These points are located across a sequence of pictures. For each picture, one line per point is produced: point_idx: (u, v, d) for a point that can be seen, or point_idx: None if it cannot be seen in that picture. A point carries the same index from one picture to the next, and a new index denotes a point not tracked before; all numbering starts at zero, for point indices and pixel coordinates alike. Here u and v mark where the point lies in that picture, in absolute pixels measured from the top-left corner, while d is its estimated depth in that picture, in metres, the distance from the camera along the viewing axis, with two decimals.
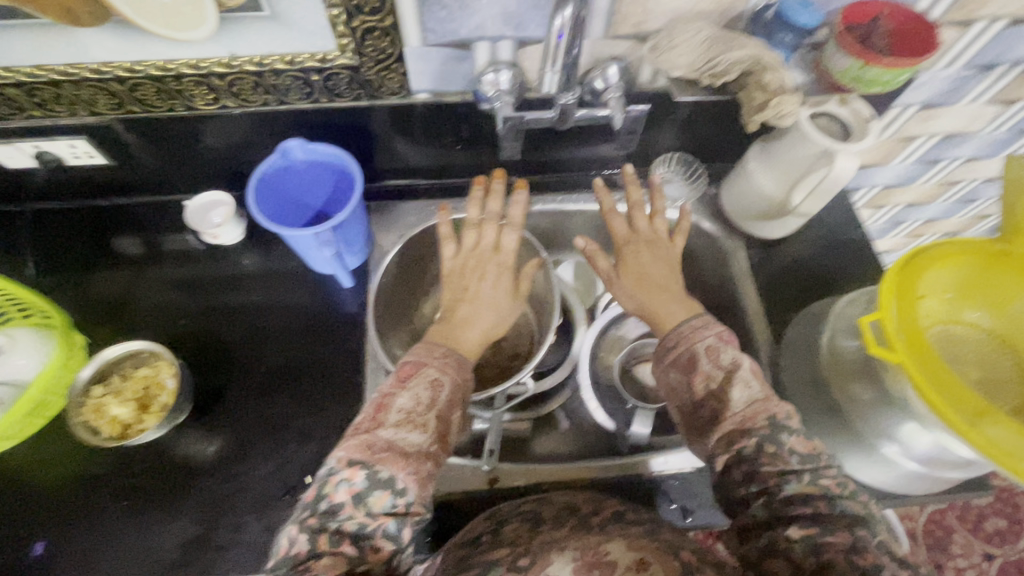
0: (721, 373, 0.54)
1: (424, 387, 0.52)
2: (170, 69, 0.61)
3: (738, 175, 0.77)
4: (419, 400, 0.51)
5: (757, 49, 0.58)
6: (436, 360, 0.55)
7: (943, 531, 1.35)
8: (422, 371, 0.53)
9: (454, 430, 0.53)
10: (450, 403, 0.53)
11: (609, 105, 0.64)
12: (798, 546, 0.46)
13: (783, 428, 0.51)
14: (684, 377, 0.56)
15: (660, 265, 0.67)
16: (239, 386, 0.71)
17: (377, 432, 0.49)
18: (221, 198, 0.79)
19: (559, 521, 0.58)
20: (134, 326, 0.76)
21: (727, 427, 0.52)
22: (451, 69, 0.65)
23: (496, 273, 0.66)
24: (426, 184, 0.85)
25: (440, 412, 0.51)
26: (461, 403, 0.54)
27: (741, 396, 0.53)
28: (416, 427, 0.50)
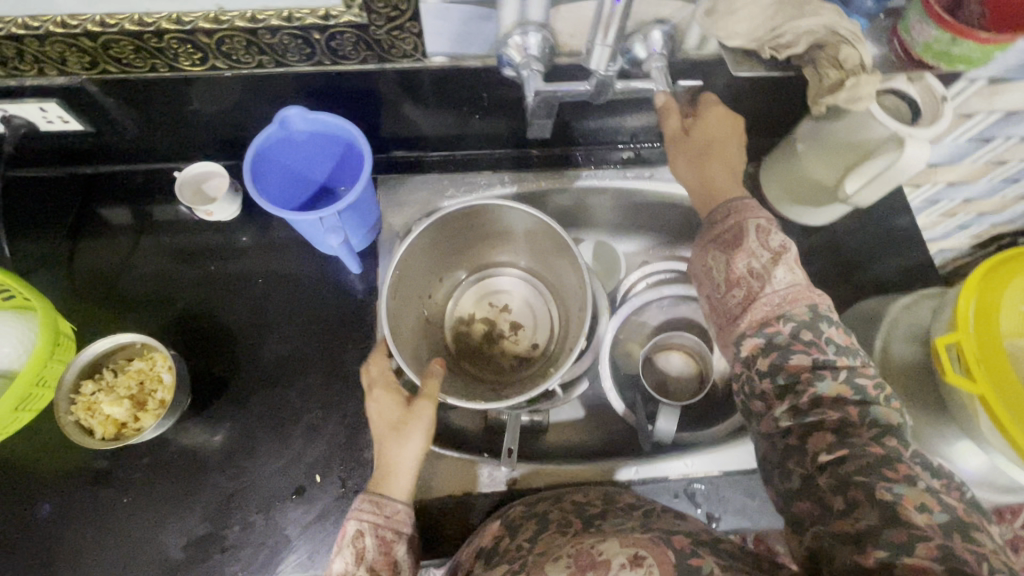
0: (766, 255, 0.54)
1: (349, 548, 0.50)
2: (148, 24, 0.53)
3: (784, 155, 0.70)
4: (349, 560, 0.50)
5: (835, 19, 0.51)
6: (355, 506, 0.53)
7: None
8: (344, 528, 0.51)
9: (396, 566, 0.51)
10: (381, 547, 0.51)
11: (652, 77, 0.57)
12: (822, 480, 0.46)
13: (821, 317, 0.51)
14: (726, 255, 0.56)
15: (732, 143, 0.62)
16: (244, 376, 0.66)
17: None
18: (211, 168, 0.72)
19: (563, 521, 0.55)
20: (126, 307, 0.70)
21: (758, 310, 0.53)
22: (473, 30, 0.57)
23: (389, 397, 0.58)
24: (439, 155, 0.78)
25: (371, 565, 0.50)
26: (402, 534, 0.53)
27: (782, 277, 0.53)
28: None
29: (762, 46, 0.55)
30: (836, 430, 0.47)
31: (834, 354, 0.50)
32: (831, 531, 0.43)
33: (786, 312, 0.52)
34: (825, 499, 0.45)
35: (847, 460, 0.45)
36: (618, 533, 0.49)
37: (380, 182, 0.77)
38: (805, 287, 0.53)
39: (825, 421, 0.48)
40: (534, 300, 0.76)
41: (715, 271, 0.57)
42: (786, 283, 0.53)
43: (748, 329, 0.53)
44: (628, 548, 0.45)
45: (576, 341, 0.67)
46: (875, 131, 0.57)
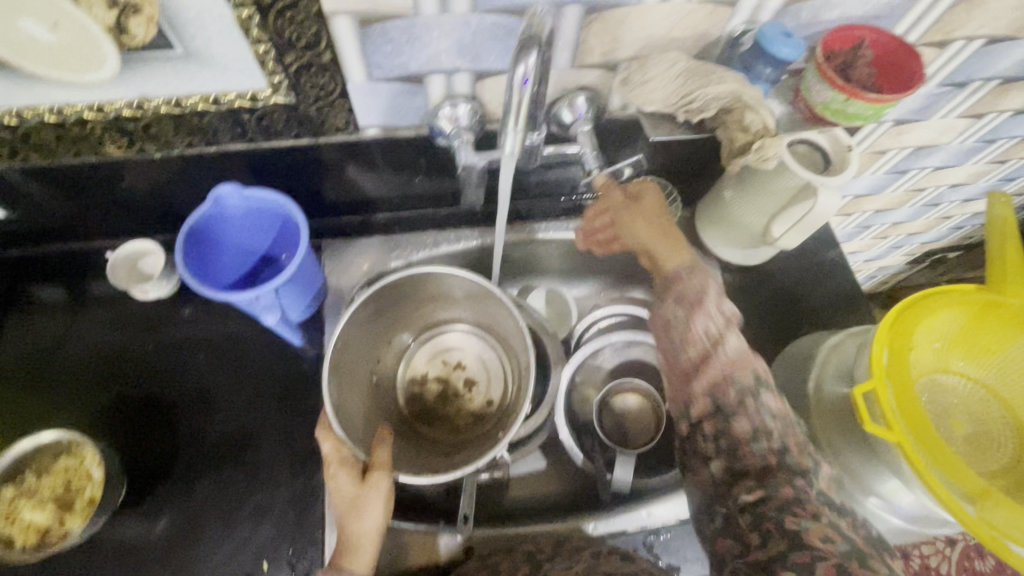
0: (720, 320, 0.53)
1: None
2: (69, 115, 0.53)
3: (714, 202, 0.73)
4: None
5: (738, 86, 0.56)
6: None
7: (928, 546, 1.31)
8: None
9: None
10: None
11: (579, 141, 0.61)
12: (742, 518, 0.46)
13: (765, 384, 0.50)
14: (685, 313, 0.55)
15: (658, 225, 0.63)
16: (186, 460, 0.63)
17: None
18: (147, 246, 0.70)
19: (511, 569, 0.59)
20: (56, 394, 0.67)
21: (710, 373, 0.51)
22: (403, 104, 0.58)
23: (343, 472, 0.56)
24: (383, 217, 0.78)
25: None
26: None
27: (735, 341, 0.52)
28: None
29: (677, 109, 0.59)
30: (757, 474, 0.47)
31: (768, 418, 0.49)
32: (748, 564, 0.45)
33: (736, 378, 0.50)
34: (743, 535, 0.46)
35: (765, 500, 0.46)
36: None
37: (324, 247, 0.77)
38: (748, 354, 0.52)
39: (750, 467, 0.48)
40: (487, 355, 0.76)
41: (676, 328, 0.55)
42: (736, 350, 0.52)
43: (698, 394, 0.51)
44: None
45: (525, 399, 0.67)
46: (791, 182, 0.60)
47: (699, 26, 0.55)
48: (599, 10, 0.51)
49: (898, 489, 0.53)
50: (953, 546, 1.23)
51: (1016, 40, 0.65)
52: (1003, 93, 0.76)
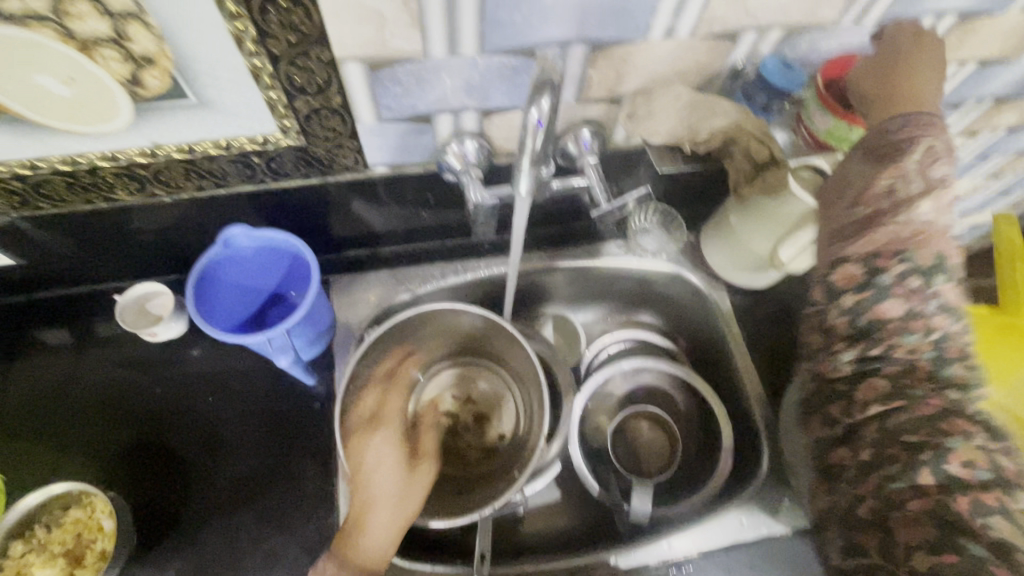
0: (917, 183, 0.49)
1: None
2: (80, 163, 0.53)
3: (719, 227, 0.74)
4: None
5: (741, 118, 0.57)
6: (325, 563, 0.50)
7: None
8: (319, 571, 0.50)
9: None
10: None
11: (586, 173, 0.61)
12: None
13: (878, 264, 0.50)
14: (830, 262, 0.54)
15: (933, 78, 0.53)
16: (196, 505, 0.62)
17: None
18: (156, 288, 0.70)
19: None
20: (63, 440, 0.66)
21: (877, 236, 0.50)
22: (411, 142, 0.59)
23: (396, 458, 0.61)
24: (391, 250, 0.78)
25: None
26: None
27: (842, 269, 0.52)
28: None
29: (683, 143, 0.59)
30: None
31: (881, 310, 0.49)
32: None
33: (906, 251, 0.48)
34: None
35: None
36: None
37: (332, 282, 0.77)
38: (943, 229, 0.49)
39: None
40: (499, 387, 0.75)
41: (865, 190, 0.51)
42: (927, 218, 0.49)
43: (854, 256, 0.51)
44: None
45: (540, 433, 0.67)
46: (798, 208, 0.61)
47: (700, 59, 0.56)
48: (603, 47, 0.52)
49: None
50: None
51: (1007, 61, 0.67)
52: (997, 111, 0.77)
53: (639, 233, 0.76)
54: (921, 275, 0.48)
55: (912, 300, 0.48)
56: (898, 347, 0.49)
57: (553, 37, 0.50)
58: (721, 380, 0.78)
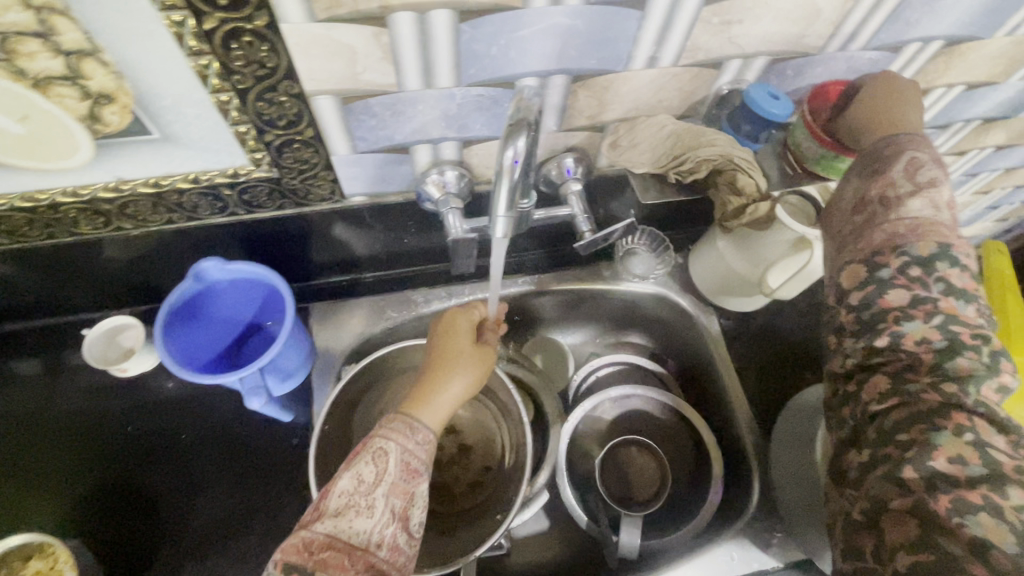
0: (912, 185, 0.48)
1: (366, 462, 0.44)
2: (42, 199, 0.51)
3: (707, 250, 0.73)
4: (361, 480, 0.44)
5: (729, 147, 0.54)
6: (386, 428, 0.48)
7: None
8: (367, 443, 0.46)
9: (417, 501, 0.45)
10: (402, 472, 0.45)
11: (570, 202, 0.60)
12: None
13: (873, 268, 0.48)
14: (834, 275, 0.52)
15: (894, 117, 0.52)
16: (169, 550, 0.60)
17: (317, 526, 0.42)
18: (127, 320, 0.68)
19: None
20: (28, 482, 0.63)
21: (877, 235, 0.49)
22: (389, 172, 0.57)
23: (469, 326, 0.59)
24: (373, 276, 0.76)
25: (389, 487, 0.44)
26: (423, 471, 0.47)
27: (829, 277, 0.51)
28: (361, 511, 0.42)
29: (668, 171, 0.56)
30: None
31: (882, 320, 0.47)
32: None
33: (905, 245, 0.47)
34: None
35: None
36: None
37: (313, 310, 0.75)
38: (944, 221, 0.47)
39: None
40: (485, 418, 0.73)
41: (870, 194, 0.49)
42: (923, 212, 0.47)
43: (862, 253, 0.49)
44: None
45: (525, 468, 0.65)
46: (786, 236, 0.60)
47: (685, 87, 0.55)
48: (585, 77, 0.51)
49: None
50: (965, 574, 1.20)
51: (994, 85, 0.66)
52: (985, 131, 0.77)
53: (626, 254, 0.74)
54: (924, 266, 0.46)
55: (917, 289, 0.46)
56: (903, 337, 0.46)
57: (532, 68, 0.48)
58: (711, 406, 0.77)
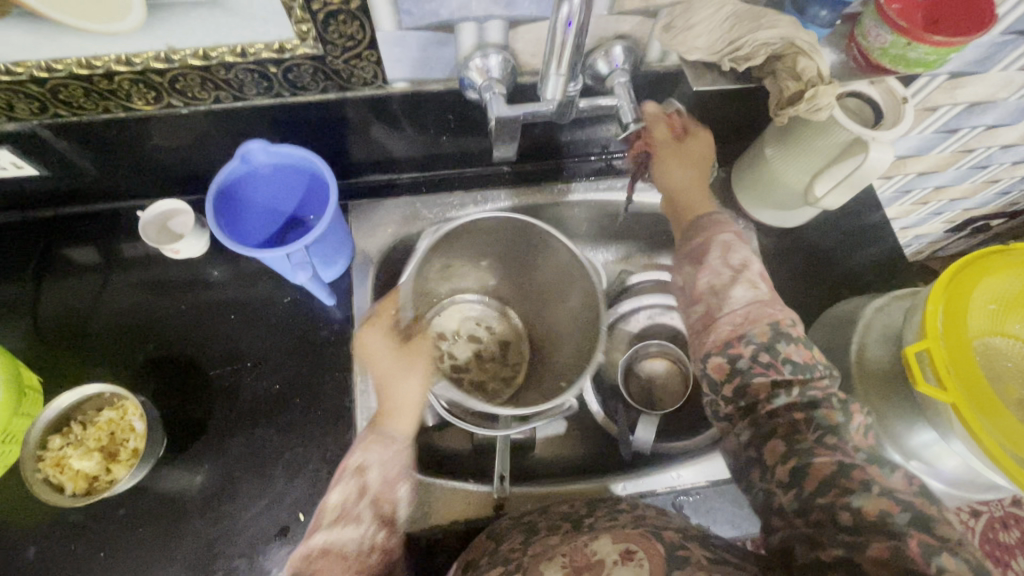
0: (727, 272, 0.54)
1: (348, 480, 0.50)
2: (97, 67, 0.52)
3: (752, 160, 0.70)
4: (348, 494, 0.50)
5: (791, 30, 0.50)
6: (360, 445, 0.53)
7: (1000, 548, 1.20)
8: (342, 465, 0.51)
9: (398, 506, 0.51)
10: (382, 487, 0.51)
11: (616, 92, 0.58)
12: (776, 477, 0.46)
13: (783, 336, 0.50)
14: (693, 270, 0.56)
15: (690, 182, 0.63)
16: (222, 416, 0.65)
17: (311, 538, 0.47)
18: (177, 205, 0.70)
19: (552, 528, 0.54)
20: (93, 350, 0.68)
21: (721, 328, 0.51)
22: (433, 54, 0.56)
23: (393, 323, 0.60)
24: (409, 178, 0.76)
25: (371, 499, 0.50)
26: (404, 479, 0.52)
27: (741, 294, 0.52)
28: (350, 521, 0.48)
29: (722, 58, 0.53)
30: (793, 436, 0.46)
31: (791, 374, 0.48)
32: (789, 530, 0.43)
33: (749, 333, 0.50)
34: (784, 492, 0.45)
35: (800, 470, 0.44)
36: (610, 529, 0.50)
37: (351, 208, 0.76)
38: (718, 301, 0.53)
39: (779, 430, 0.47)
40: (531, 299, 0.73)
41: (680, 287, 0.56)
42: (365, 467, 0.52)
43: (715, 347, 0.51)
44: (619, 544, 0.47)
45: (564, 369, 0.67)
46: (841, 136, 0.57)
47: None
48: None
49: (943, 451, 0.51)
50: (978, 517, 1.21)
51: None
52: None
53: None
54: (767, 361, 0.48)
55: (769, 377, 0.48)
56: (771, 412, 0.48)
57: None
58: None
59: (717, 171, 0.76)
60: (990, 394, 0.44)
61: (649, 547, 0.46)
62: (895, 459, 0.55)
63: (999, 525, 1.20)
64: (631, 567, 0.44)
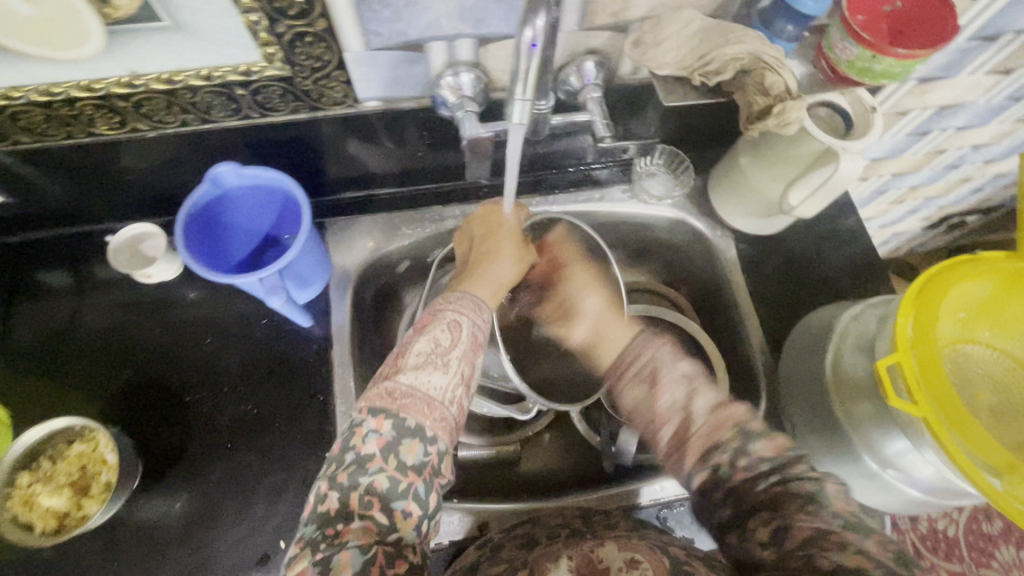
0: (682, 390, 0.52)
1: (442, 331, 0.51)
2: (57, 93, 0.51)
3: (728, 170, 0.70)
4: (438, 343, 0.51)
5: (758, 45, 0.51)
6: (457, 302, 0.54)
7: (985, 540, 1.21)
8: (439, 316, 0.53)
9: (477, 373, 0.52)
10: (472, 345, 0.52)
11: (589, 107, 0.57)
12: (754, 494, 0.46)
13: (750, 435, 0.48)
14: (648, 392, 0.54)
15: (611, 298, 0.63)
16: (199, 443, 0.63)
17: (398, 377, 0.49)
18: (147, 228, 0.69)
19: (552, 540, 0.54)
20: (66, 377, 0.66)
21: (692, 441, 0.49)
22: (404, 73, 0.55)
23: (515, 214, 0.64)
24: (387, 193, 0.75)
25: (462, 354, 0.51)
26: (484, 345, 0.54)
27: (702, 405, 0.51)
28: (437, 368, 0.50)
29: (693, 73, 0.53)
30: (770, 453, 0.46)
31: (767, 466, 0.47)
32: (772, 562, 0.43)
33: (720, 442, 0.48)
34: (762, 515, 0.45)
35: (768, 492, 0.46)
36: (616, 538, 0.51)
37: (328, 226, 0.75)
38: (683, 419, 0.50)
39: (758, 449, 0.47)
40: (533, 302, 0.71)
41: (642, 412, 0.53)
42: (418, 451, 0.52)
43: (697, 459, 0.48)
44: (624, 552, 0.48)
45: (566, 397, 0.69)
46: (812, 146, 0.57)
47: None
48: None
49: (917, 460, 0.52)
50: (961, 509, 1.23)
51: None
52: None
53: (644, 175, 0.74)
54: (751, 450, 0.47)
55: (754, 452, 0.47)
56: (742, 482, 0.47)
57: None
58: (722, 331, 0.77)
59: (694, 180, 0.76)
60: (960, 407, 0.44)
61: (654, 558, 0.47)
62: (871, 467, 0.55)
63: (983, 519, 1.22)
64: (636, 575, 0.46)
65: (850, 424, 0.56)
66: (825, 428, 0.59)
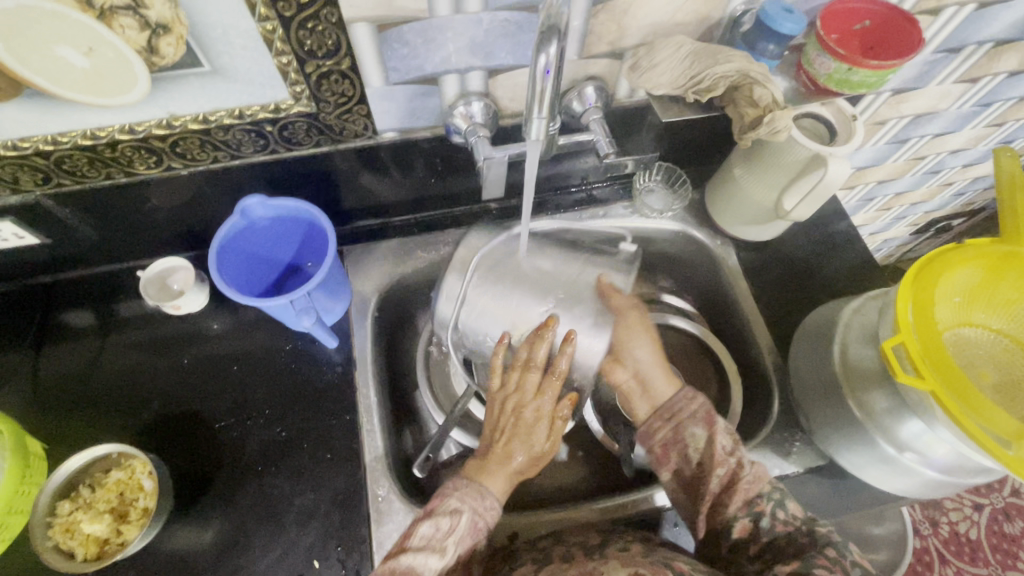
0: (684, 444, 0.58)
1: (444, 516, 0.52)
2: (101, 137, 0.55)
3: (724, 182, 0.75)
4: (439, 527, 0.52)
5: (744, 63, 0.56)
6: (461, 489, 0.55)
7: (1009, 541, 1.21)
8: (443, 501, 0.54)
9: (475, 556, 0.53)
10: (471, 531, 0.53)
11: (592, 128, 0.62)
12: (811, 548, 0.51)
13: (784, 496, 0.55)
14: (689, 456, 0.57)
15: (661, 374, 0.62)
16: (230, 469, 0.64)
17: (399, 556, 0.49)
18: (176, 262, 0.73)
19: (565, 553, 0.57)
20: (94, 413, 0.68)
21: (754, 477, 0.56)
22: (419, 105, 0.60)
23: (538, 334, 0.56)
24: (401, 219, 0.79)
25: (459, 539, 0.52)
26: (484, 530, 0.54)
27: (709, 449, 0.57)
28: (435, 552, 0.50)
29: (686, 92, 0.58)
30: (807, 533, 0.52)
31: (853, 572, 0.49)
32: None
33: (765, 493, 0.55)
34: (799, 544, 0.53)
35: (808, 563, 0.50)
36: (620, 554, 0.55)
37: (346, 254, 0.78)
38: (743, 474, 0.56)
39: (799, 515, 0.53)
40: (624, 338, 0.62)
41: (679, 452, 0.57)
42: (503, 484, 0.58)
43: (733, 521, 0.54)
44: (630, 569, 0.51)
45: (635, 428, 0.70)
46: (800, 153, 0.61)
47: (701, 10, 0.57)
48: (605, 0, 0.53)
49: (933, 440, 0.54)
50: (981, 510, 1.24)
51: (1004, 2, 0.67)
52: (995, 56, 0.78)
53: (645, 192, 0.78)
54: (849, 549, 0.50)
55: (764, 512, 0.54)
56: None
57: None
58: (730, 336, 0.79)
59: (692, 195, 0.81)
60: (963, 378, 0.47)
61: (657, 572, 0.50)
62: (889, 452, 0.57)
63: (999, 519, 1.22)
64: None
65: (864, 414, 0.58)
66: (840, 421, 0.61)
